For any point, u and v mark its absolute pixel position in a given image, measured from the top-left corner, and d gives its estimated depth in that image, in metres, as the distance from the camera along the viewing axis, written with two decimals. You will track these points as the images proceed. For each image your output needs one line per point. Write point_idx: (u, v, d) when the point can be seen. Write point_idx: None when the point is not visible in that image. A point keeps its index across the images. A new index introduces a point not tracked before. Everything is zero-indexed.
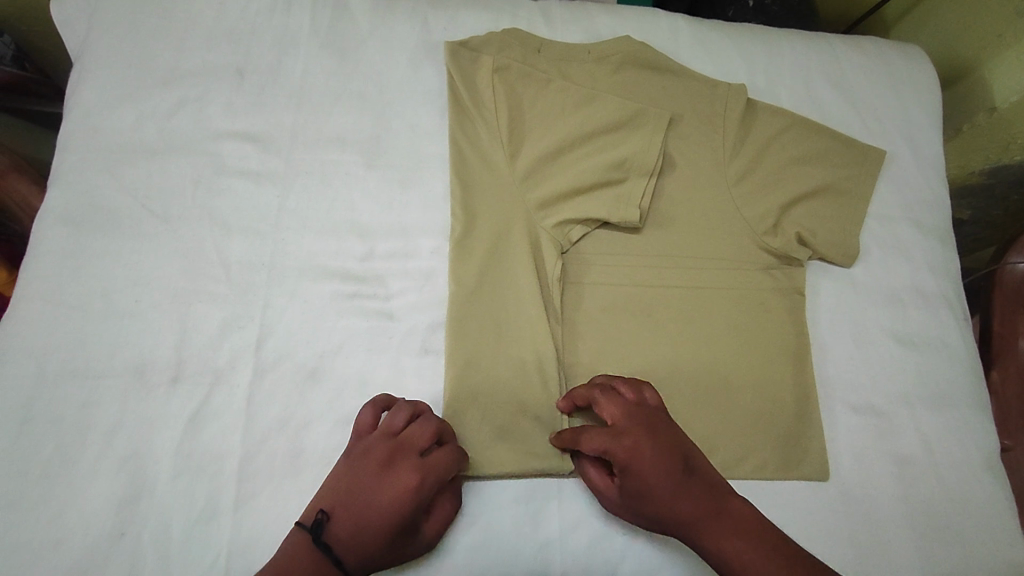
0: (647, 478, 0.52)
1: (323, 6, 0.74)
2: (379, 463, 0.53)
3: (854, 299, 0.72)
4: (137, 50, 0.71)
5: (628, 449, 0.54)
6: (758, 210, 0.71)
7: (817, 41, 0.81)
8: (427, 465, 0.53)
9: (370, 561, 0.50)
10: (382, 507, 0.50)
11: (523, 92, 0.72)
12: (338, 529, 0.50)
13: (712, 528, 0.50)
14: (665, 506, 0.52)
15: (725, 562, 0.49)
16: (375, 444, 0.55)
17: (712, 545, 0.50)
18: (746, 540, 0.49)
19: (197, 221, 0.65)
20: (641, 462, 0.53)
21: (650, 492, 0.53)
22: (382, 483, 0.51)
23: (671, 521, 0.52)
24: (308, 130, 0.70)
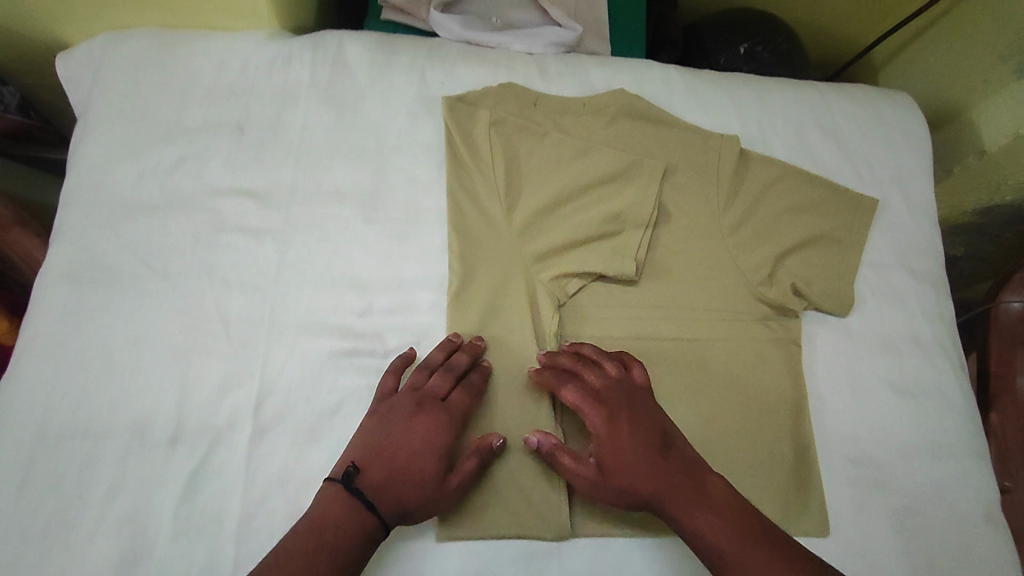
0: (624, 449, 0.59)
1: (322, 61, 0.75)
2: (405, 416, 0.60)
3: (849, 348, 0.73)
4: (138, 106, 0.71)
5: (607, 423, 0.60)
6: (752, 260, 0.72)
7: (810, 93, 0.82)
8: (450, 411, 0.61)
9: (403, 505, 0.56)
10: (412, 453, 0.58)
11: (520, 147, 0.74)
12: (369, 478, 0.57)
13: (686, 504, 0.57)
14: (642, 481, 0.58)
15: (692, 533, 0.56)
16: (400, 402, 0.61)
17: (683, 519, 0.56)
18: (713, 514, 0.56)
19: (197, 277, 0.66)
20: (618, 435, 0.60)
21: (629, 465, 0.58)
22: (411, 431, 0.59)
23: (646, 493, 0.58)
24: (307, 184, 0.70)
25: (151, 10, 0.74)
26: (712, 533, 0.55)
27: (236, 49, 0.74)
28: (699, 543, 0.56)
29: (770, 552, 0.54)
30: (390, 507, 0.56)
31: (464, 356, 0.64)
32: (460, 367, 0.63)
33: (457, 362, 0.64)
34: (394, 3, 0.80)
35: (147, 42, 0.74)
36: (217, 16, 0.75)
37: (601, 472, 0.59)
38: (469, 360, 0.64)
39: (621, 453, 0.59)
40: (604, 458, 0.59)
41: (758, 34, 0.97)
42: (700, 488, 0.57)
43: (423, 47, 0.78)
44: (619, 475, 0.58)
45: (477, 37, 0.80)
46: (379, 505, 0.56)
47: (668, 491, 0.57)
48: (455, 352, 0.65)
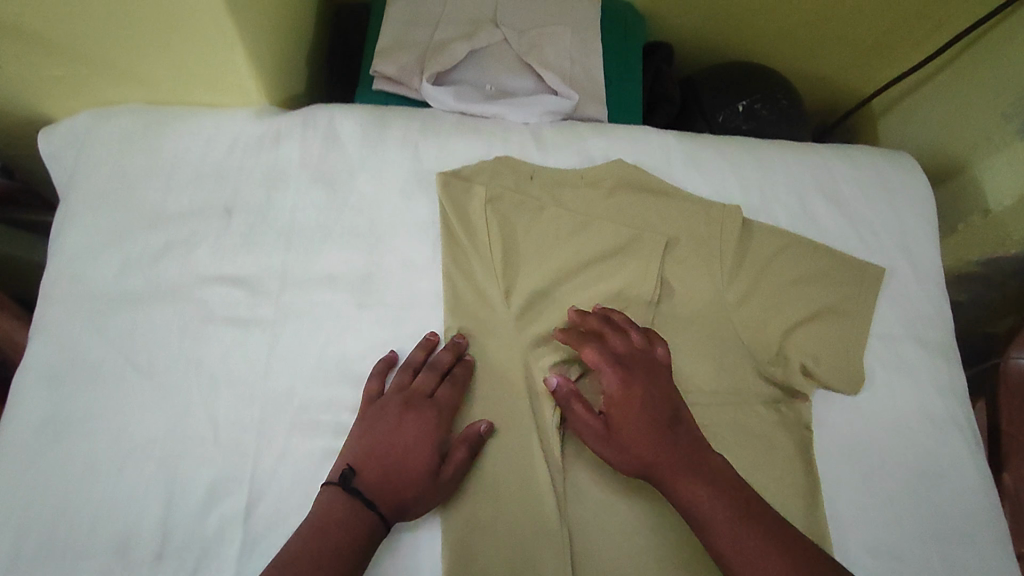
0: (632, 415, 0.59)
1: (312, 136, 0.73)
2: (395, 415, 0.61)
3: (860, 428, 0.70)
4: (121, 191, 0.69)
5: (623, 389, 0.60)
6: (757, 338, 0.71)
7: (810, 154, 0.81)
8: (437, 407, 0.62)
9: (402, 501, 0.57)
10: (405, 449, 0.59)
11: (518, 226, 0.72)
12: (366, 479, 0.57)
13: (689, 478, 0.56)
14: (645, 450, 0.58)
15: (689, 509, 0.55)
16: (389, 402, 0.62)
17: (680, 495, 0.56)
18: (711, 489, 0.55)
19: (185, 374, 0.63)
20: (630, 400, 0.60)
21: (636, 432, 0.59)
22: (400, 429, 0.60)
23: (648, 464, 0.58)
24: (299, 270, 0.68)
25: (134, 88, 0.72)
26: (708, 509, 0.54)
27: (223, 127, 0.72)
28: (694, 521, 0.55)
29: (766, 532, 0.53)
30: (387, 504, 0.56)
31: (447, 354, 0.65)
32: (443, 364, 0.64)
33: (440, 360, 0.64)
34: (386, 73, 0.79)
35: (130, 121, 0.72)
36: (202, 93, 0.73)
37: (609, 436, 0.60)
38: (452, 358, 0.65)
39: (628, 422, 0.59)
40: (614, 421, 0.60)
41: (759, 90, 0.97)
42: (700, 462, 0.57)
43: (417, 119, 0.76)
44: (625, 441, 0.59)
45: (470, 106, 0.79)
46: (377, 503, 0.56)
47: (669, 464, 0.57)
48: (437, 351, 0.65)
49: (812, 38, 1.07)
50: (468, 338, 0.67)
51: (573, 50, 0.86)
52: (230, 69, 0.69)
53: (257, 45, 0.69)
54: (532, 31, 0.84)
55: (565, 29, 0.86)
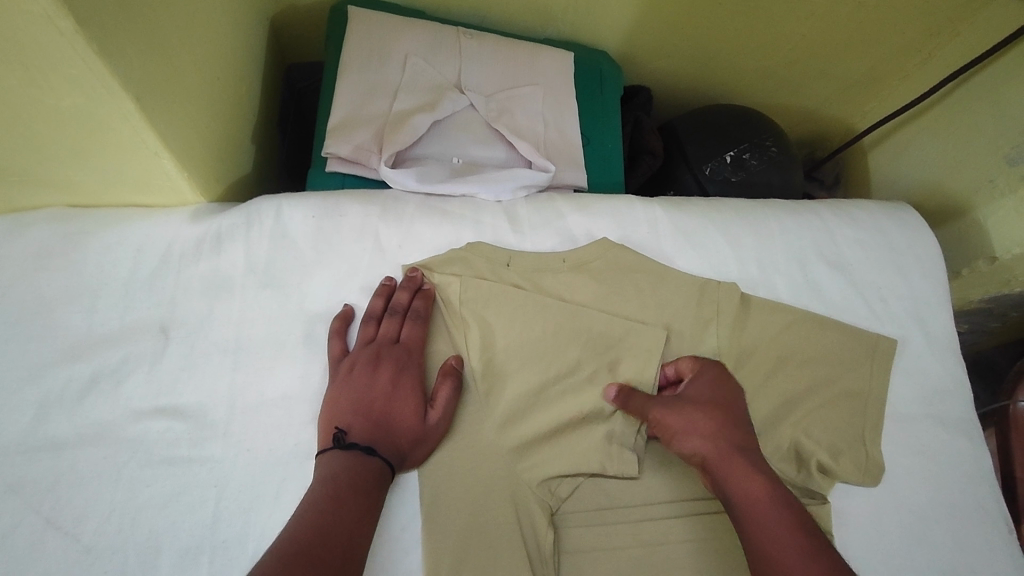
0: (715, 399, 0.59)
1: (258, 235, 0.65)
2: (366, 369, 0.59)
3: (895, 526, 0.62)
4: (40, 317, 0.61)
5: (722, 377, 0.61)
6: (769, 433, 0.63)
7: (807, 216, 0.75)
8: (405, 349, 0.61)
9: (401, 445, 0.56)
10: (387, 398, 0.58)
11: (494, 320, 0.64)
12: (356, 433, 0.56)
13: (744, 467, 0.55)
14: (717, 425, 0.57)
15: (739, 499, 0.53)
16: (358, 359, 0.60)
17: (733, 479, 0.54)
18: (764, 481, 0.54)
19: (114, 533, 0.53)
20: (719, 382, 0.61)
21: (714, 407, 0.59)
22: (376, 381, 0.59)
23: (716, 438, 0.57)
24: (246, 392, 0.60)
25: (53, 193, 0.64)
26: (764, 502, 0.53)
27: (158, 235, 0.64)
28: (743, 508, 0.53)
29: (816, 535, 0.51)
30: (387, 450, 0.55)
31: (405, 295, 0.63)
32: (403, 306, 0.63)
33: (399, 301, 0.63)
34: (340, 154, 0.72)
35: (48, 233, 0.63)
36: (132, 194, 0.65)
37: (685, 402, 0.59)
38: (410, 298, 0.64)
39: (709, 398, 0.59)
40: (694, 390, 0.60)
41: (746, 139, 0.92)
42: (759, 462, 0.56)
43: (376, 202, 0.68)
44: (702, 412, 0.58)
45: (436, 187, 0.71)
46: (377, 449, 0.55)
47: (735, 450, 0.56)
48: (394, 293, 0.63)
49: (792, 76, 1.04)
50: (422, 270, 0.65)
51: (547, 111, 0.82)
52: (159, 171, 0.61)
53: (188, 141, 0.61)
54: (501, 94, 0.79)
55: (536, 88, 0.81)
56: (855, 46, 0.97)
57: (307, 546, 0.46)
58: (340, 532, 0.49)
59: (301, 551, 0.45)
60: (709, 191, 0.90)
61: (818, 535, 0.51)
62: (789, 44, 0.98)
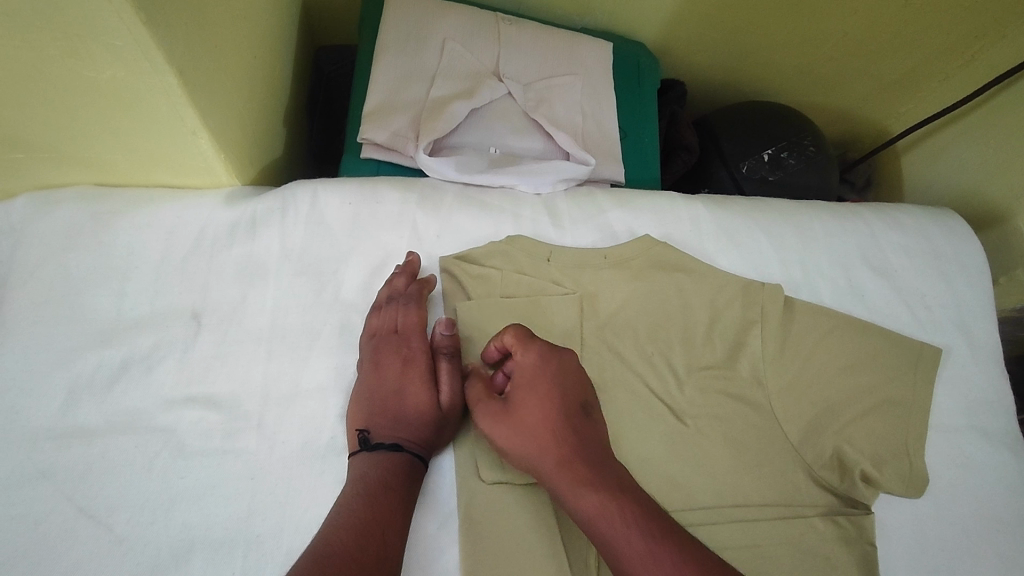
0: (532, 406, 0.54)
1: (293, 221, 0.63)
2: (375, 363, 0.58)
3: (936, 538, 0.61)
4: (70, 297, 0.59)
5: (538, 362, 0.55)
6: (811, 440, 0.62)
7: (851, 219, 0.73)
8: (407, 338, 0.59)
9: (424, 437, 0.55)
10: (401, 391, 0.57)
11: (533, 317, 0.62)
12: (380, 432, 0.54)
13: (573, 490, 0.50)
14: (546, 436, 0.53)
15: (584, 521, 0.49)
16: (365, 354, 0.58)
17: (573, 498, 0.50)
18: (599, 498, 0.49)
19: (148, 522, 0.52)
20: (533, 382, 0.55)
21: (532, 417, 0.54)
22: (387, 376, 0.57)
23: (543, 456, 0.52)
24: (281, 382, 0.58)
25: (84, 171, 0.62)
26: (608, 515, 0.48)
27: (190, 218, 0.62)
28: (588, 532, 0.49)
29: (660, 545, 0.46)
30: (414, 445, 0.55)
31: (402, 280, 0.61)
32: (401, 291, 0.61)
33: (398, 289, 0.61)
34: (376, 140, 0.70)
35: (78, 212, 0.61)
36: (163, 175, 0.63)
37: (506, 416, 0.54)
38: (408, 283, 0.62)
39: (526, 405, 0.54)
40: (513, 401, 0.55)
41: (784, 137, 0.90)
42: (597, 469, 0.51)
43: (414, 191, 0.67)
44: (523, 426, 0.53)
45: (474, 177, 0.69)
46: (404, 445, 0.54)
47: (562, 465, 0.51)
48: (393, 279, 0.62)
49: (830, 73, 1.02)
50: (418, 253, 0.64)
51: (586, 101, 0.80)
52: (193, 151, 0.59)
53: (226, 122, 0.59)
54: (540, 83, 0.77)
55: (576, 78, 0.79)
56: (895, 44, 0.95)
57: (341, 547, 0.46)
58: (376, 529, 0.48)
59: (335, 553, 0.45)
60: (745, 190, 0.88)
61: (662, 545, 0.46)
62: (827, 41, 0.96)
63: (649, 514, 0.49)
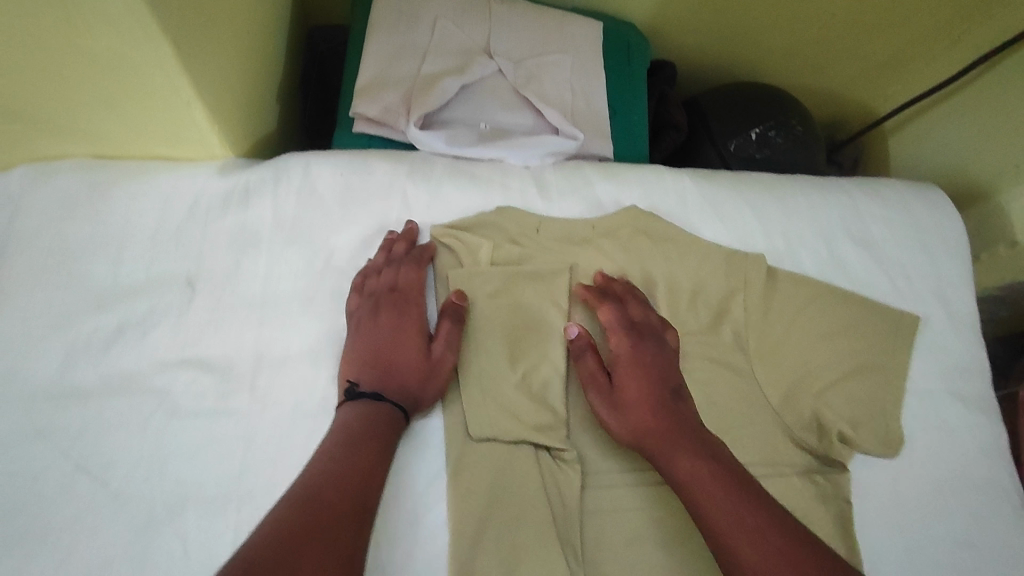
0: (637, 378, 0.59)
1: (286, 192, 0.65)
2: (371, 317, 0.59)
3: (910, 498, 0.63)
4: (68, 264, 0.60)
5: (646, 342, 0.61)
6: (790, 402, 0.64)
7: (834, 192, 0.75)
8: (408, 298, 0.62)
9: (408, 388, 0.57)
10: (391, 344, 0.59)
11: (522, 284, 0.64)
12: (366, 382, 0.57)
13: (674, 451, 0.54)
14: (649, 404, 0.57)
15: (681, 482, 0.53)
16: (361, 311, 0.60)
17: (670, 463, 0.54)
18: (699, 460, 0.53)
19: (144, 478, 0.54)
20: (641, 358, 0.60)
21: (638, 388, 0.58)
22: (381, 331, 0.59)
23: (647, 422, 0.56)
24: (273, 347, 0.60)
25: (79, 143, 0.63)
26: (701, 477, 0.52)
27: (183, 188, 0.64)
28: (685, 493, 0.52)
29: (753, 504, 0.50)
30: (396, 395, 0.56)
31: (403, 247, 0.63)
32: (403, 256, 0.63)
33: (398, 254, 0.63)
34: (368, 115, 0.71)
35: (74, 182, 0.63)
36: (158, 146, 0.64)
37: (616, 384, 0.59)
38: (409, 249, 0.64)
39: (635, 375, 0.59)
40: (622, 371, 0.59)
41: (771, 116, 0.91)
42: (696, 438, 0.55)
43: (404, 163, 0.68)
44: (630, 394, 0.58)
45: (464, 151, 0.71)
46: (386, 395, 0.56)
47: (665, 429, 0.55)
48: (394, 245, 0.64)
49: (818, 56, 1.03)
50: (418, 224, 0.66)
51: (575, 79, 0.81)
52: (189, 123, 0.61)
53: (219, 94, 0.60)
54: (530, 61, 0.78)
55: (565, 56, 0.80)
56: (883, 26, 0.96)
57: (319, 491, 0.47)
58: (353, 476, 0.49)
59: (310, 499, 0.46)
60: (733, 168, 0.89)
61: (756, 502, 0.50)
62: (815, 22, 0.98)
63: (745, 480, 0.52)
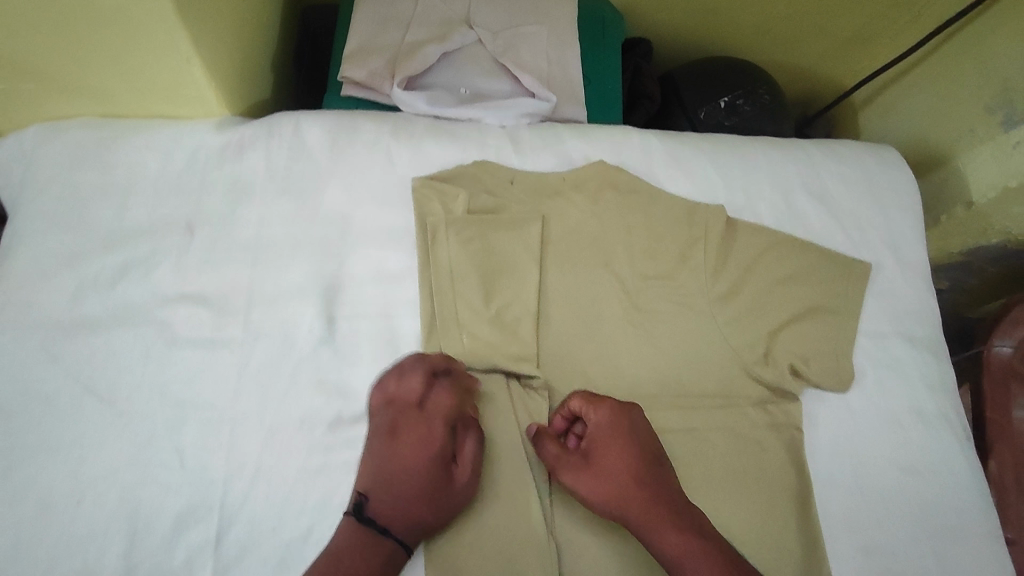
0: (617, 463, 0.57)
1: (277, 146, 0.70)
2: (389, 436, 0.57)
3: (854, 428, 0.69)
4: (78, 210, 0.66)
5: (613, 420, 0.60)
6: (746, 339, 0.69)
7: (793, 150, 0.80)
8: (433, 419, 0.58)
9: (418, 525, 0.55)
10: (407, 470, 0.56)
11: (497, 230, 0.69)
12: (375, 505, 0.55)
13: (660, 524, 0.54)
14: (629, 483, 0.56)
15: (670, 555, 0.53)
16: (383, 419, 0.58)
17: (659, 539, 0.54)
18: (685, 534, 0.53)
19: (146, 399, 0.59)
20: (616, 436, 0.59)
21: (616, 471, 0.57)
22: (398, 446, 0.57)
23: (631, 504, 0.55)
24: (265, 285, 0.65)
25: (86, 101, 0.68)
26: (691, 552, 0.52)
27: (182, 142, 0.69)
28: (676, 568, 0.53)
29: None
30: (402, 529, 0.54)
31: (436, 358, 0.61)
32: (435, 368, 0.60)
33: (430, 365, 0.60)
34: (355, 78, 0.77)
35: (83, 136, 0.68)
36: (159, 103, 0.69)
37: (591, 468, 0.58)
38: (443, 361, 0.61)
39: (611, 458, 0.58)
40: (598, 456, 0.58)
41: (739, 86, 0.96)
42: (681, 511, 0.55)
43: (387, 123, 0.73)
44: (608, 476, 0.57)
45: (444, 111, 0.76)
46: (392, 529, 0.54)
47: (650, 508, 0.55)
48: (427, 356, 0.61)
49: (789, 33, 1.08)
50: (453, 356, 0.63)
51: (551, 49, 0.86)
52: (187, 79, 0.66)
53: (215, 53, 0.65)
54: (507, 32, 0.83)
55: (542, 28, 0.85)
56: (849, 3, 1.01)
57: None
58: None
59: None
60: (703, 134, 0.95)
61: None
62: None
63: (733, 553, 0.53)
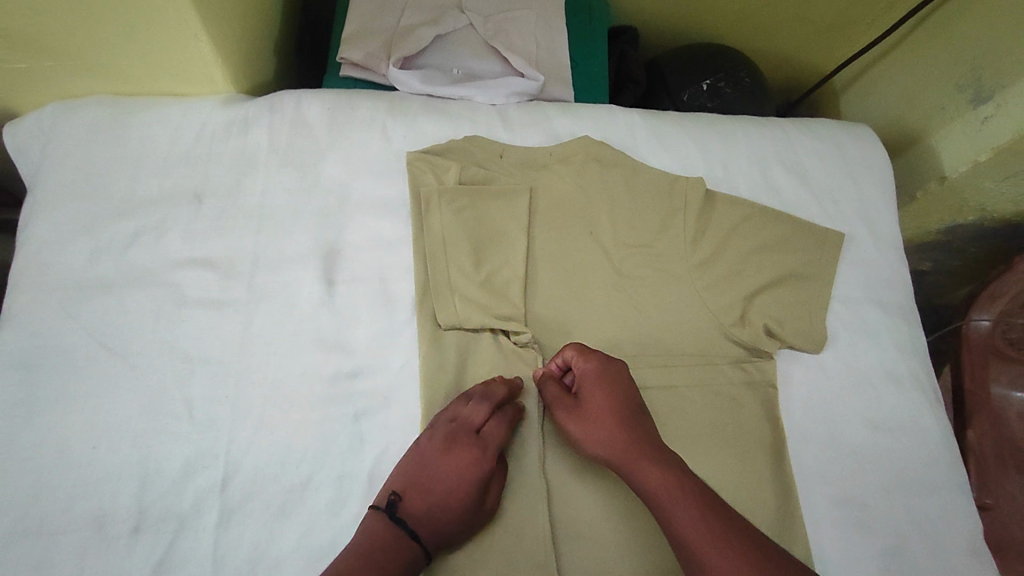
0: (603, 404, 0.61)
1: (280, 122, 0.74)
2: (443, 449, 0.60)
3: (827, 386, 0.73)
4: (93, 181, 0.70)
5: (600, 368, 0.63)
6: (724, 301, 0.72)
7: (769, 127, 0.84)
8: (485, 445, 0.61)
9: (444, 539, 0.57)
10: (450, 485, 0.59)
11: (486, 200, 0.73)
12: (411, 508, 0.57)
13: (639, 460, 0.57)
14: (612, 423, 0.60)
15: (648, 490, 0.56)
16: (439, 430, 0.61)
17: (638, 473, 0.57)
18: (663, 469, 0.56)
19: (157, 354, 0.63)
20: (603, 381, 0.62)
21: (602, 412, 0.61)
22: (447, 461, 0.59)
23: (614, 442, 0.59)
24: (269, 250, 0.69)
25: (100, 80, 0.73)
26: (666, 486, 0.55)
27: (191, 118, 0.73)
28: (652, 501, 0.55)
29: (717, 516, 0.53)
30: (429, 536, 0.57)
31: (502, 388, 0.64)
32: (498, 399, 0.63)
33: (496, 394, 0.63)
34: (353, 59, 0.81)
35: (97, 113, 0.72)
36: (168, 82, 0.74)
37: (579, 411, 0.62)
38: (508, 393, 0.64)
39: (597, 400, 0.61)
40: (586, 398, 0.62)
41: (721, 69, 1.00)
42: (661, 450, 0.58)
43: (383, 100, 0.77)
44: (593, 417, 0.61)
45: (436, 90, 0.80)
46: (420, 535, 0.57)
47: (631, 446, 0.58)
48: (494, 383, 0.65)
49: (771, 20, 1.12)
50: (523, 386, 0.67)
51: (539, 32, 0.90)
52: (195, 59, 0.70)
53: (221, 34, 0.70)
54: (497, 16, 0.88)
55: (530, 12, 0.90)
56: None
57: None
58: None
59: None
60: None
61: (717, 510, 0.53)
62: None
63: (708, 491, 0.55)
